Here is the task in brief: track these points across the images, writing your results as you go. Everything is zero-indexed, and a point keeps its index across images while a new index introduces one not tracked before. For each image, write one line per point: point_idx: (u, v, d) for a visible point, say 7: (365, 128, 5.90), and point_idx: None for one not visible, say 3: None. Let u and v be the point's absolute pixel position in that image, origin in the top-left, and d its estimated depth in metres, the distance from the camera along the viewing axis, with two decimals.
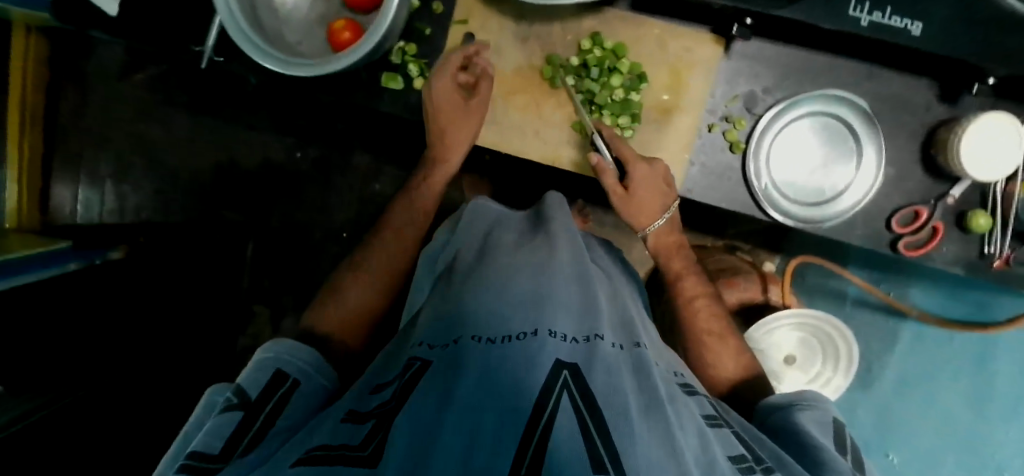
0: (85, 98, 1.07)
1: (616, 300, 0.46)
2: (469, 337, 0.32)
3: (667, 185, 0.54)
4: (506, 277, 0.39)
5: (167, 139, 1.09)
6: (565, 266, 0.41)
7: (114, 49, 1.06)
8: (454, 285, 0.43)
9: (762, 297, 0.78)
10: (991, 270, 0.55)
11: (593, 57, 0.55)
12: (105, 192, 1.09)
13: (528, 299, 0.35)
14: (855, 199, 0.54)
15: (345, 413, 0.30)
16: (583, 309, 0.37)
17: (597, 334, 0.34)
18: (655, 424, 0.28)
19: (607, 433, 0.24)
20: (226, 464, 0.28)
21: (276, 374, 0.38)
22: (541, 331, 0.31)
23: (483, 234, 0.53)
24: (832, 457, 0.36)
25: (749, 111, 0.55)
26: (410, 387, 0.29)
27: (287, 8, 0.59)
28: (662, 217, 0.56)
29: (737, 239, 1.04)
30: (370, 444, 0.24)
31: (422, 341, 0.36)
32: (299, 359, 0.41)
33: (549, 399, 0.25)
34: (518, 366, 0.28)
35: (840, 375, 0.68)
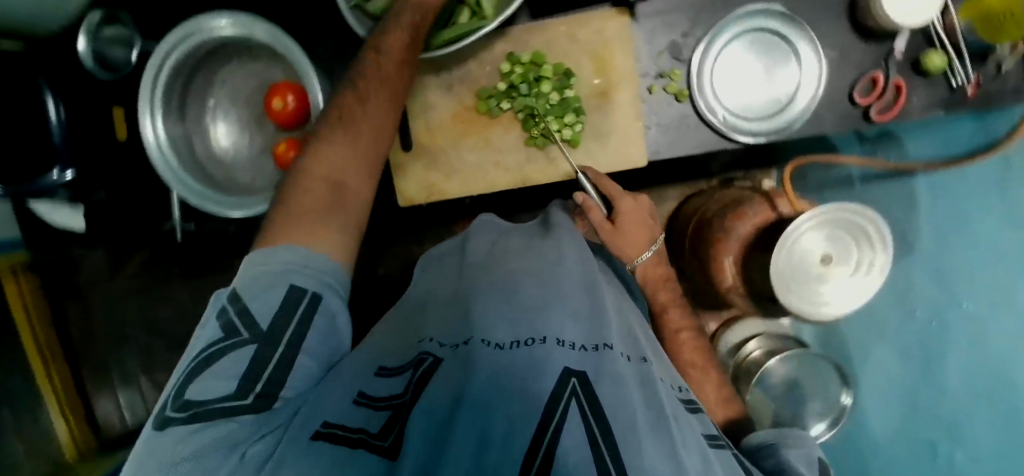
0: (87, 312, 1.11)
1: (622, 308, 0.47)
2: (479, 338, 0.35)
3: (651, 219, 0.55)
4: (512, 283, 0.42)
5: (173, 316, 1.12)
6: (572, 274, 0.43)
7: (94, 258, 1.10)
8: (461, 287, 0.46)
9: (774, 214, 0.76)
10: (968, 99, 0.55)
11: (517, 76, 0.56)
12: (143, 389, 1.13)
13: (533, 309, 0.37)
14: (810, 93, 0.55)
15: (358, 392, 0.33)
16: (591, 316, 0.38)
17: (606, 342, 0.35)
18: (662, 440, 0.27)
19: (616, 444, 0.25)
20: (245, 406, 0.31)
21: (292, 290, 0.36)
22: (549, 339, 0.33)
23: (489, 245, 0.55)
24: None
25: (678, 60, 0.56)
26: (422, 385, 0.32)
27: (231, 155, 0.61)
28: (651, 249, 0.55)
29: (729, 172, 1.06)
30: (389, 434, 0.29)
31: (433, 339, 0.40)
32: (312, 268, 0.37)
33: (557, 406, 0.27)
34: (528, 369, 0.30)
35: (881, 254, 0.66)
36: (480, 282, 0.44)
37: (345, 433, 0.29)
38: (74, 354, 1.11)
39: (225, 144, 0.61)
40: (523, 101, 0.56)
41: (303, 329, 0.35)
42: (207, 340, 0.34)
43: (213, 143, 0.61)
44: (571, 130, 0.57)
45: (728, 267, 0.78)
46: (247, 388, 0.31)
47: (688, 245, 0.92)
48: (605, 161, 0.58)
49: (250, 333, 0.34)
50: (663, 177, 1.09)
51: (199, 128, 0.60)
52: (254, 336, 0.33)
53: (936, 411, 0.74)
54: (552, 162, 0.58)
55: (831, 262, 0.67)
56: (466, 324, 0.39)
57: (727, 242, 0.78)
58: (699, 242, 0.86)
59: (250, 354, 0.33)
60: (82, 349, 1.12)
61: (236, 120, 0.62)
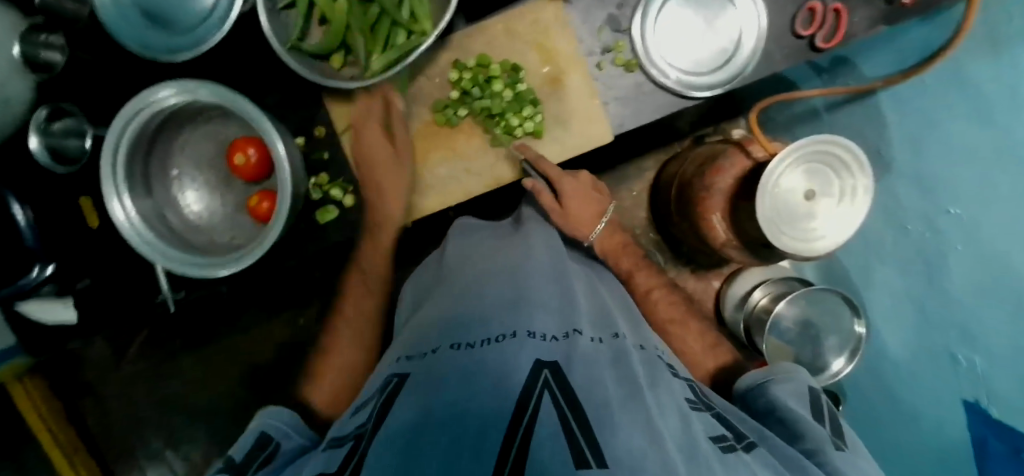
0: (102, 399, 1.15)
1: (592, 296, 0.54)
2: (447, 345, 0.41)
3: (596, 193, 0.64)
4: (484, 289, 0.49)
5: (187, 385, 1.16)
6: (537, 273, 0.51)
7: (96, 347, 1.13)
8: (436, 299, 0.54)
9: (750, 161, 0.77)
10: (907, 8, 0.55)
11: (467, 81, 0.56)
12: (173, 462, 1.18)
13: (508, 307, 0.45)
14: (757, 33, 0.55)
15: (331, 443, 0.36)
16: (562, 311, 0.46)
17: (575, 331, 0.43)
18: (632, 414, 0.32)
19: (587, 424, 0.29)
20: None
21: (261, 437, 0.42)
22: (520, 331, 0.40)
23: (461, 251, 0.62)
24: (810, 426, 0.37)
25: (619, 31, 0.56)
26: (386, 409, 0.35)
27: (203, 220, 0.61)
28: (601, 220, 0.63)
29: (699, 128, 1.07)
30: (346, 467, 0.30)
31: (399, 358, 0.45)
32: (281, 421, 0.43)
33: (531, 395, 0.31)
34: (501, 361, 0.36)
35: (860, 178, 0.67)
36: (455, 292, 0.52)
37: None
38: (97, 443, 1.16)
39: (198, 210, 0.61)
40: (479, 104, 0.56)
41: (268, 461, 0.39)
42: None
43: (186, 212, 0.61)
44: (532, 122, 0.57)
45: (717, 224, 0.80)
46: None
47: (674, 209, 0.93)
48: (571, 143, 0.58)
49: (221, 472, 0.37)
50: (641, 146, 1.09)
51: (168, 200, 0.60)
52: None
53: (943, 321, 0.67)
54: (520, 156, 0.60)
55: (815, 196, 0.68)
56: (434, 336, 0.44)
57: (712, 199, 0.79)
58: (684, 203, 0.89)
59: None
60: (104, 437, 1.16)
61: (206, 185, 0.62)
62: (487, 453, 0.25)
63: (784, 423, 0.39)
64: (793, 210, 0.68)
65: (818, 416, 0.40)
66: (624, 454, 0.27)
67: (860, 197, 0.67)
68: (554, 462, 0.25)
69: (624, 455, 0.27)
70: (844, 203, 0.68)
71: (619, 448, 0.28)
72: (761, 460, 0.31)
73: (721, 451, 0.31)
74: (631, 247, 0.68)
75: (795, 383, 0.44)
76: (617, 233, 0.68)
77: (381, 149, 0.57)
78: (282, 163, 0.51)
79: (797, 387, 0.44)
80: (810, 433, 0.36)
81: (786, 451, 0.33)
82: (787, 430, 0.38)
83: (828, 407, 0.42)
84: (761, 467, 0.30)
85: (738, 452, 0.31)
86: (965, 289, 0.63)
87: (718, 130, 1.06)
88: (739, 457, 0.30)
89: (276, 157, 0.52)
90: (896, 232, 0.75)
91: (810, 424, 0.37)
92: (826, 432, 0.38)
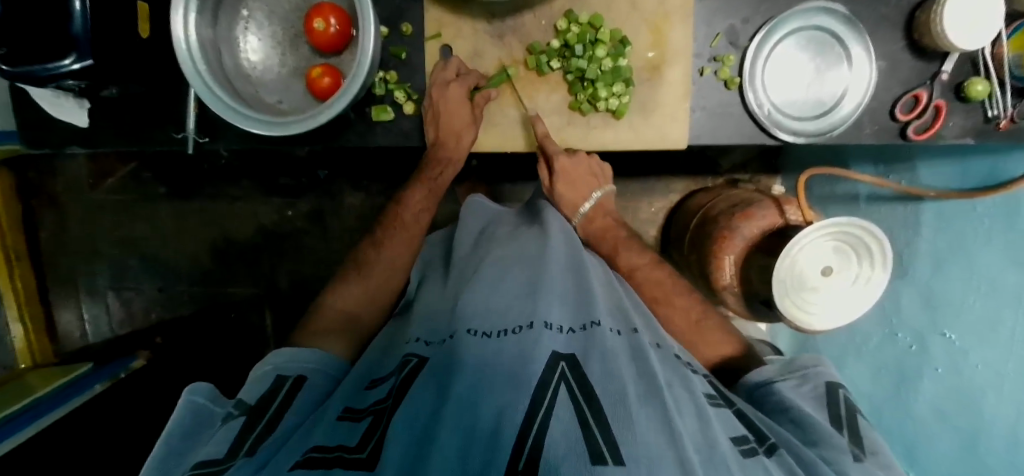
0: (62, 215, 1.17)
1: (612, 289, 0.55)
2: (465, 329, 0.42)
3: (590, 170, 0.65)
4: (502, 274, 0.51)
5: (156, 234, 1.19)
6: (559, 260, 0.53)
7: (77, 163, 1.14)
8: (454, 273, 0.58)
9: (782, 220, 0.77)
10: (1000, 132, 0.57)
11: (573, 35, 0.58)
12: (109, 303, 1.21)
13: (520, 298, 0.46)
14: (857, 100, 0.57)
15: (343, 410, 0.40)
16: (582, 304, 0.47)
17: (593, 322, 0.43)
18: (654, 410, 0.33)
19: (606, 423, 0.30)
20: (230, 462, 0.34)
21: (278, 378, 0.46)
22: (536, 323, 0.41)
23: (479, 229, 0.65)
24: (826, 432, 0.42)
25: (734, 46, 0.59)
26: (403, 389, 0.38)
27: (259, 73, 0.59)
28: (588, 198, 0.65)
29: (737, 172, 1.12)
30: (366, 446, 0.33)
31: (419, 337, 0.48)
32: (294, 363, 0.49)
33: (548, 393, 0.33)
34: (519, 351, 0.37)
35: (878, 270, 0.68)
36: (475, 275, 0.52)
37: (322, 453, 0.32)
38: (41, 262, 1.19)
39: (254, 59, 0.58)
40: (576, 63, 0.58)
41: (289, 398, 0.44)
42: (192, 419, 0.41)
43: (242, 56, 0.58)
44: (617, 100, 0.59)
45: (728, 265, 0.81)
46: (235, 449, 0.36)
47: (689, 238, 0.95)
48: (647, 134, 0.61)
49: (240, 410, 0.42)
50: (666, 168, 1.13)
51: (229, 37, 0.57)
52: (243, 411, 0.41)
53: (895, 429, 0.78)
54: (592, 128, 0.62)
55: (831, 272, 0.68)
56: (451, 321, 0.46)
57: (733, 240, 0.80)
58: (702, 235, 0.89)
59: (240, 424, 0.39)
60: (51, 256, 1.18)
61: (271, 37, 0.59)
62: (502, 445, 0.28)
63: (801, 427, 0.44)
64: (810, 283, 0.68)
65: (834, 421, 0.45)
66: (640, 452, 0.28)
67: (874, 285, 0.68)
68: (571, 462, 0.27)
69: (638, 453, 0.28)
70: (855, 287, 0.69)
71: (634, 444, 0.29)
72: (779, 463, 0.36)
73: (741, 458, 0.33)
74: (616, 230, 0.66)
75: (809, 388, 0.49)
76: (605, 217, 0.67)
77: (458, 105, 0.59)
78: (366, 49, 0.49)
79: (810, 392, 0.49)
80: (830, 441, 0.41)
81: (808, 458, 0.38)
82: (806, 436, 0.43)
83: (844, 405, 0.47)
84: (775, 467, 0.35)
85: (758, 454, 0.35)
86: (931, 414, 0.71)
87: (754, 179, 1.12)
88: (758, 461, 0.34)
89: (359, 53, 0.50)
90: (885, 335, 0.79)
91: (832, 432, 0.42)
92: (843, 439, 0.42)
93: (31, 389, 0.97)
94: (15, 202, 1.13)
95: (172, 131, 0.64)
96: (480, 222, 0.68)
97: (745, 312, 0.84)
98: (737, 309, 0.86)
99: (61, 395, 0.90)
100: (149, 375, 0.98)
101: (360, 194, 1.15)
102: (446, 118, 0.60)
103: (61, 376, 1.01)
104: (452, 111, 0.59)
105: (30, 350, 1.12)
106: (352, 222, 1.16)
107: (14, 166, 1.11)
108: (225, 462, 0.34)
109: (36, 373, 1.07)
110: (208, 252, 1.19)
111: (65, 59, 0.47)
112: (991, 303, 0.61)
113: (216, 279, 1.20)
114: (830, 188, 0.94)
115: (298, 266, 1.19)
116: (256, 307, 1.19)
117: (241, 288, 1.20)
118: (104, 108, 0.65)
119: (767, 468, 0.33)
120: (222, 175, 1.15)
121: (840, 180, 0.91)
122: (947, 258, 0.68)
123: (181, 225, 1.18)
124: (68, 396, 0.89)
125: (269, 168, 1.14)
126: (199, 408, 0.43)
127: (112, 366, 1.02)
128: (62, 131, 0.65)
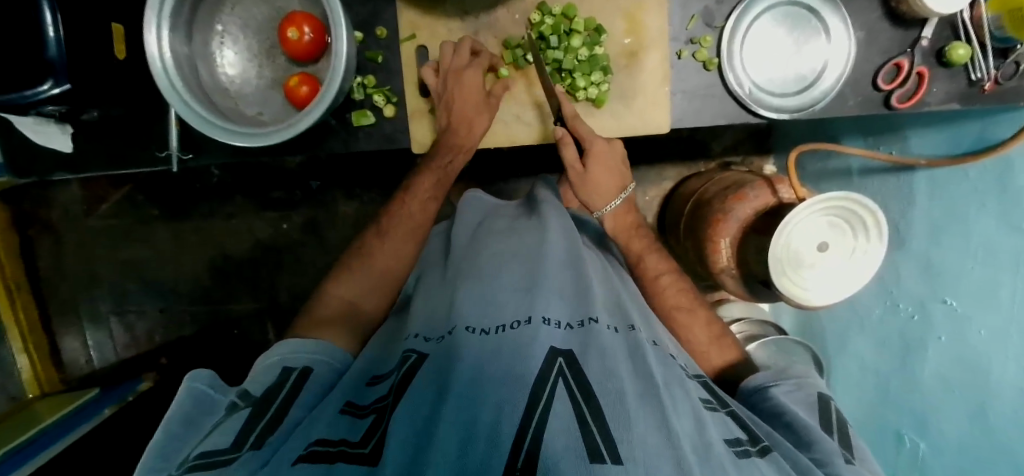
0: (59, 244, 1.18)
1: (608, 284, 0.55)
2: (462, 326, 0.42)
3: (622, 167, 0.61)
4: (499, 270, 0.50)
5: (153, 256, 1.19)
6: (556, 255, 0.53)
7: (71, 191, 1.15)
8: (451, 270, 0.57)
9: (775, 199, 0.76)
10: (984, 95, 0.57)
11: (547, 27, 0.57)
12: (112, 328, 1.22)
13: (517, 294, 0.46)
14: (838, 72, 0.57)
15: (345, 404, 0.40)
16: (580, 301, 0.47)
17: (592, 319, 0.43)
18: (653, 409, 0.33)
19: (603, 422, 0.30)
20: (238, 453, 0.34)
21: (284, 370, 0.46)
22: (535, 319, 0.41)
23: (474, 225, 0.65)
24: (818, 437, 0.42)
25: (710, 26, 0.58)
26: (403, 386, 0.38)
27: (237, 86, 0.59)
28: (619, 196, 0.61)
29: (729, 155, 1.12)
30: (369, 440, 0.33)
31: (417, 334, 0.48)
32: (298, 355, 0.48)
33: (545, 391, 0.32)
34: (518, 348, 0.37)
35: (873, 242, 0.67)
36: (472, 271, 0.52)
37: (325, 447, 0.32)
38: (43, 292, 1.19)
39: (231, 73, 0.58)
40: (552, 55, 0.58)
41: (296, 389, 0.43)
42: (191, 411, 0.41)
43: (219, 71, 0.58)
44: (596, 89, 0.59)
45: (724, 248, 0.80)
46: (242, 439, 0.36)
47: (684, 225, 0.94)
48: (629, 121, 0.61)
49: (245, 401, 0.41)
50: (657, 156, 1.13)
51: (204, 53, 0.57)
52: (249, 402, 0.41)
53: (901, 404, 0.78)
54: None
55: (827, 249, 0.68)
56: (448, 319, 0.46)
57: (727, 224, 0.80)
58: (697, 219, 0.89)
59: (247, 415, 0.39)
60: (52, 286, 1.19)
61: (246, 50, 0.59)
62: (500, 443, 0.27)
63: (793, 430, 0.44)
64: (803, 260, 0.67)
65: (824, 426, 0.46)
66: (638, 450, 0.28)
67: (868, 260, 0.68)
68: (568, 460, 0.27)
69: (634, 451, 0.28)
70: (850, 263, 0.69)
71: (631, 442, 0.29)
72: (773, 463, 0.35)
73: (736, 459, 0.33)
74: (644, 230, 0.64)
75: (804, 394, 0.49)
76: (632, 213, 0.64)
77: (475, 92, 0.58)
78: (340, 54, 0.49)
79: (804, 398, 0.49)
80: (820, 445, 0.41)
81: (801, 461, 0.38)
82: (796, 438, 0.43)
83: (836, 417, 0.47)
84: (769, 469, 0.34)
85: (752, 456, 0.35)
86: (936, 389, 0.71)
87: (747, 161, 1.11)
88: (751, 462, 0.33)
89: (335, 59, 0.50)
90: (887, 308, 0.78)
91: (823, 437, 0.42)
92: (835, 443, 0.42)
93: (39, 417, 0.97)
94: (12, 234, 1.13)
95: (156, 150, 0.64)
96: (477, 215, 0.68)
97: (747, 294, 0.83)
98: (736, 292, 0.85)
99: (72, 420, 0.91)
100: (154, 396, 0.98)
101: (353, 202, 1.15)
102: (460, 103, 0.58)
103: (68, 403, 1.01)
104: (466, 93, 0.58)
105: (37, 380, 1.13)
106: (347, 232, 1.16)
107: (9, 198, 1.11)
108: (232, 453, 0.34)
109: (44, 401, 1.07)
110: (207, 270, 1.19)
111: (44, 84, 0.46)
112: (993, 273, 0.60)
113: (216, 297, 1.20)
114: (823, 164, 0.93)
115: (297, 278, 1.19)
116: (258, 322, 1.20)
117: (242, 304, 1.20)
118: (87, 133, 0.65)
119: (761, 470, 0.33)
120: (215, 193, 1.16)
121: (832, 155, 0.90)
122: (942, 228, 0.67)
123: (178, 245, 1.19)
124: (77, 421, 0.90)
125: (261, 183, 1.14)
126: (202, 399, 0.43)
127: (120, 390, 1.02)
128: (48, 158, 0.65)
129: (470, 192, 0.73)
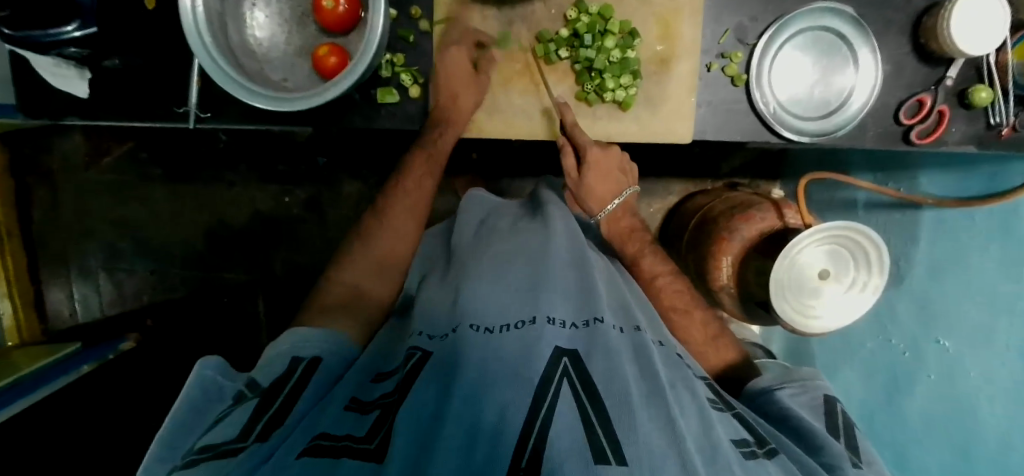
0: (56, 193, 1.15)
1: (614, 285, 0.55)
2: (467, 324, 0.42)
3: (621, 173, 0.64)
4: (504, 267, 0.51)
5: (151, 215, 1.18)
6: (563, 254, 0.53)
7: (75, 140, 1.13)
8: (453, 269, 0.58)
9: (781, 222, 0.77)
10: (1001, 140, 0.58)
11: (582, 25, 0.58)
12: (100, 283, 1.20)
13: (523, 293, 0.46)
14: (863, 100, 0.58)
15: (349, 401, 0.40)
16: (585, 301, 0.47)
17: (597, 319, 0.43)
18: (657, 410, 0.33)
19: (608, 424, 0.30)
20: (244, 445, 0.34)
21: (292, 360, 0.45)
22: (539, 319, 0.41)
23: (478, 222, 0.66)
24: (826, 440, 0.43)
25: (741, 43, 0.59)
26: (409, 381, 0.38)
27: (264, 49, 0.58)
28: (613, 201, 0.63)
29: (736, 176, 1.13)
30: (374, 436, 0.33)
31: (421, 331, 0.48)
32: (308, 343, 0.48)
33: (548, 391, 0.32)
34: (523, 347, 0.37)
35: (875, 276, 0.68)
36: (476, 269, 0.52)
37: (329, 443, 0.32)
38: (33, 240, 1.17)
39: (260, 36, 0.58)
40: (585, 53, 0.58)
41: (303, 381, 0.43)
42: (191, 399, 0.40)
43: (248, 32, 0.57)
44: (624, 92, 0.59)
45: (725, 265, 0.81)
46: (249, 430, 0.36)
47: (687, 239, 0.95)
48: (653, 126, 0.61)
49: (252, 391, 0.41)
50: (666, 169, 1.14)
51: (236, 12, 0.56)
52: (256, 393, 0.40)
53: (883, 437, 0.78)
54: (598, 120, 0.62)
55: (828, 276, 0.68)
56: (452, 316, 0.46)
57: (732, 242, 0.80)
58: (701, 235, 0.89)
59: (252, 409, 0.38)
60: (44, 234, 1.17)
61: (278, 14, 0.59)
62: (506, 440, 0.28)
63: (800, 434, 0.44)
64: (807, 291, 0.68)
65: (831, 430, 0.46)
66: (642, 451, 0.28)
67: (868, 293, 0.69)
68: (574, 460, 0.27)
69: (640, 452, 0.28)
70: (850, 294, 0.70)
71: (636, 443, 0.29)
72: (778, 464, 0.36)
73: (743, 460, 0.33)
74: (641, 232, 0.65)
75: (808, 397, 0.50)
76: (631, 218, 0.65)
77: (460, 82, 0.59)
78: (376, 29, 0.49)
79: (809, 400, 0.50)
80: (829, 449, 0.42)
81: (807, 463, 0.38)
82: (804, 441, 0.44)
83: (841, 420, 0.48)
84: (776, 469, 0.35)
85: (758, 457, 0.35)
86: (921, 423, 0.72)
87: (753, 184, 1.13)
88: (759, 464, 0.34)
89: (367, 40, 0.49)
90: (880, 342, 0.79)
91: (831, 440, 0.42)
92: (842, 447, 0.43)
93: (18, 366, 0.95)
94: (8, 178, 1.11)
95: (174, 106, 0.64)
96: (480, 213, 0.68)
97: (742, 314, 0.84)
98: (732, 311, 0.86)
99: (45, 376, 0.85)
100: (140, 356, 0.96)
101: (358, 183, 1.15)
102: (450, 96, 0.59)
103: (48, 354, 0.99)
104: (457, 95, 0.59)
105: (18, 328, 1.10)
106: (349, 211, 1.16)
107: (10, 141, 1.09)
108: (237, 445, 0.34)
109: (22, 350, 1.05)
110: (204, 235, 1.18)
111: (67, 25, 0.46)
112: (989, 315, 0.61)
113: (211, 263, 1.19)
114: (832, 193, 0.94)
115: (294, 254, 1.18)
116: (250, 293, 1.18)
117: (236, 274, 1.19)
118: (106, 81, 0.64)
119: (768, 471, 0.33)
120: (221, 159, 1.15)
121: (841, 186, 0.91)
122: (942, 268, 0.68)
123: (177, 207, 1.17)
124: (52, 376, 0.84)
125: (268, 154, 1.13)
126: (209, 386, 0.42)
127: (101, 347, 0.97)
128: (63, 102, 0.64)
129: (472, 192, 0.73)
